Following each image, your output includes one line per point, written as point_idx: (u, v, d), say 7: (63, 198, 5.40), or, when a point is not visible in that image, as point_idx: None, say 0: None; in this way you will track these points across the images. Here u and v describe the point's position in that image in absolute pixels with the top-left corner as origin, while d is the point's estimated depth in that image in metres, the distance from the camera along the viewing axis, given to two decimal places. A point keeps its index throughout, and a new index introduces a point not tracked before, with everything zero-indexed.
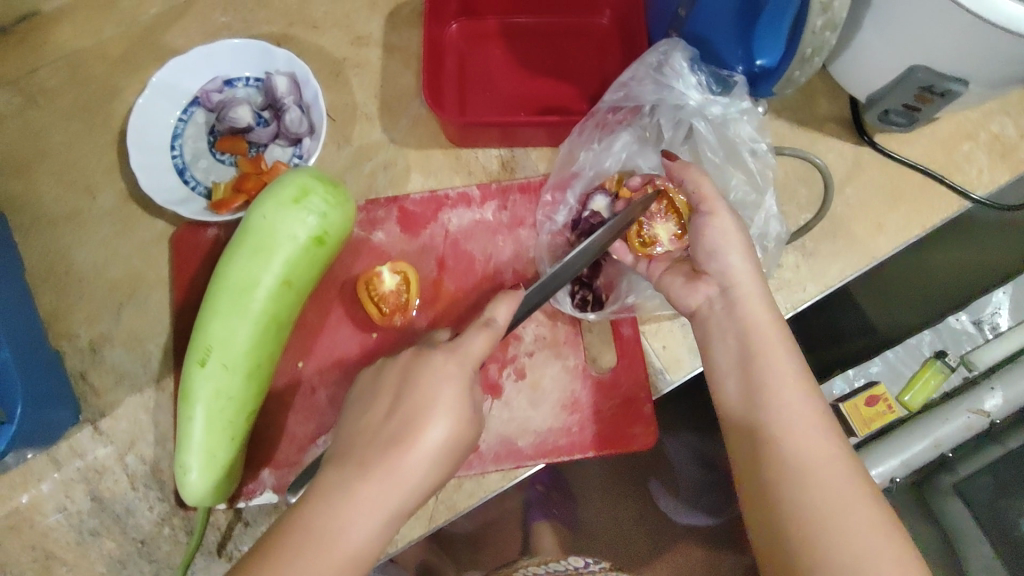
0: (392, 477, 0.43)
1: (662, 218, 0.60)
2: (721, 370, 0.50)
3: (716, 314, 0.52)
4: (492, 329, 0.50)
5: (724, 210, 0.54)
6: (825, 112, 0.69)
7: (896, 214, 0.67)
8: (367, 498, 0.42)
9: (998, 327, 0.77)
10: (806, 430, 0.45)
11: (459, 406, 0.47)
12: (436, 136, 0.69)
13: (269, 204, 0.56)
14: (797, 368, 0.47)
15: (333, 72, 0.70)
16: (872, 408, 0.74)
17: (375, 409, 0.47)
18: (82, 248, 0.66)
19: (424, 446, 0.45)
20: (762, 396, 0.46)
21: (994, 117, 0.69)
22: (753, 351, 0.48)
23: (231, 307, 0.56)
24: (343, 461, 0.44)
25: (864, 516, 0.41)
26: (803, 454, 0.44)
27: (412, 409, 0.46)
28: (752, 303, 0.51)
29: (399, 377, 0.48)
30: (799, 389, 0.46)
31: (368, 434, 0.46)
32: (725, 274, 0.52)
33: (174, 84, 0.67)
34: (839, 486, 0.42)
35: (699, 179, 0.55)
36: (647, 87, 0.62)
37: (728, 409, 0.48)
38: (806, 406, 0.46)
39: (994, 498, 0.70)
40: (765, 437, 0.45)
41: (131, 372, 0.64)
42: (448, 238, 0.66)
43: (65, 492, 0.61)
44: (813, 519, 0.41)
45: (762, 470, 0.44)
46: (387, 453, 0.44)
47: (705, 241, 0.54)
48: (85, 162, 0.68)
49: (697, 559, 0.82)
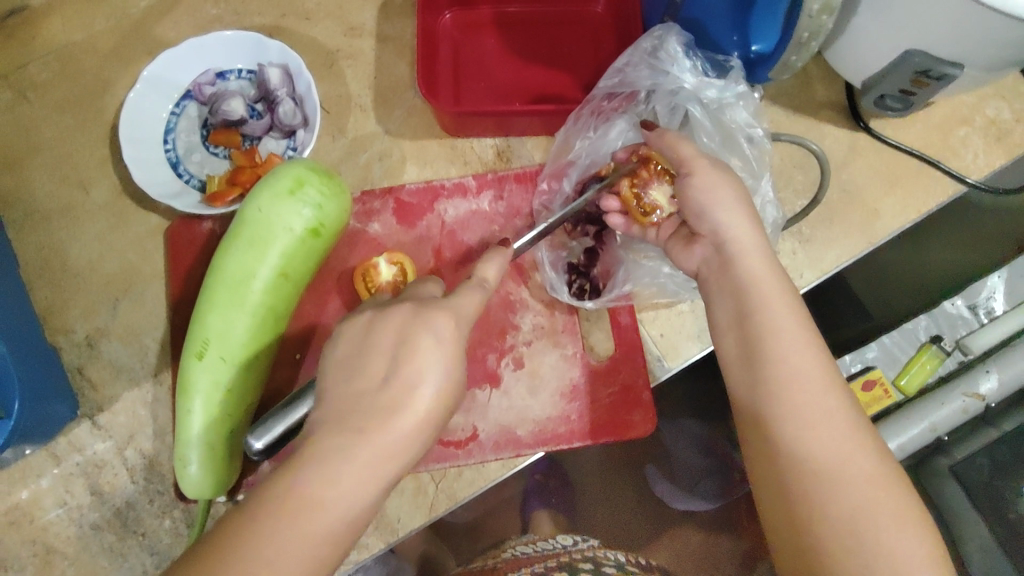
0: (389, 442, 0.42)
1: (656, 182, 0.59)
2: (721, 325, 0.49)
3: (714, 273, 0.51)
4: (485, 288, 0.50)
5: (704, 168, 0.53)
6: (820, 99, 0.69)
7: (891, 198, 0.67)
8: (367, 461, 0.41)
9: (993, 312, 0.77)
10: (806, 386, 0.44)
11: (455, 369, 0.45)
12: (431, 126, 0.68)
13: (266, 195, 0.56)
14: (802, 328, 0.46)
15: (327, 64, 0.70)
16: (869, 392, 0.75)
17: (366, 372, 0.44)
18: (77, 243, 0.66)
19: (414, 414, 0.43)
20: (760, 358, 0.46)
21: (989, 101, 0.69)
22: (750, 312, 0.47)
23: (229, 299, 0.56)
24: (337, 422, 0.42)
25: (862, 471, 0.42)
26: (803, 413, 0.44)
27: (399, 376, 0.43)
28: (747, 254, 0.50)
29: (394, 335, 0.45)
30: (801, 346, 0.45)
31: (348, 401, 0.43)
32: (718, 231, 0.52)
33: (167, 77, 0.67)
34: (836, 443, 0.42)
35: (676, 142, 0.55)
36: (643, 73, 0.62)
37: (730, 369, 0.48)
38: (806, 361, 0.45)
39: (991, 480, 0.70)
40: (767, 398, 0.45)
41: (129, 366, 0.64)
42: (444, 228, 0.66)
43: (65, 486, 0.61)
44: (811, 475, 0.42)
45: (763, 427, 0.45)
46: (383, 416, 0.42)
47: (690, 202, 0.53)
48: (78, 155, 0.68)
49: (697, 545, 0.84)
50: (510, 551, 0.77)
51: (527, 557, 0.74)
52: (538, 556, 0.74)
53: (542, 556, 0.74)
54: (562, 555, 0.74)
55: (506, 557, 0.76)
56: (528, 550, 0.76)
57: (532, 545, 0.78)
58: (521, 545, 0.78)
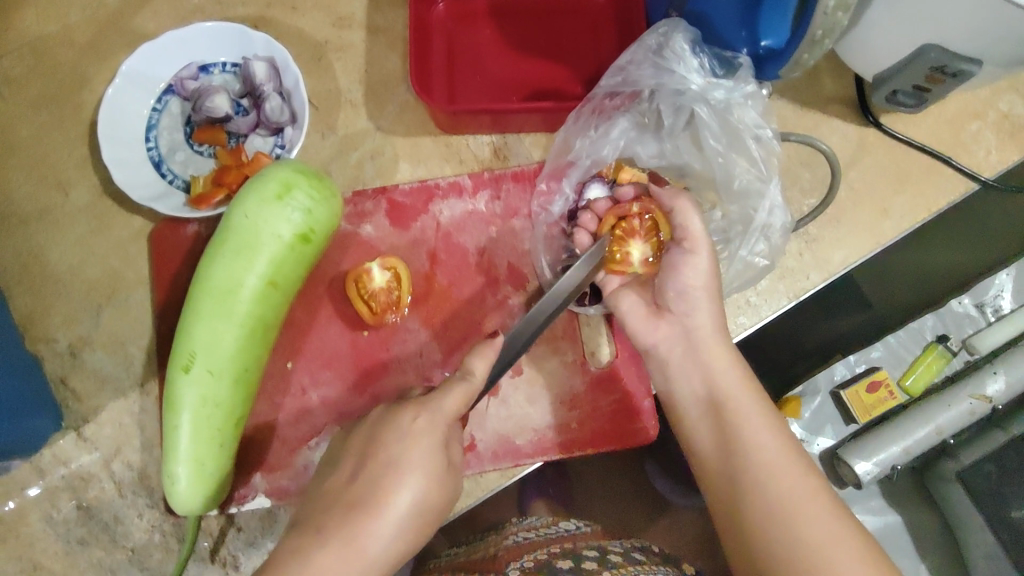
0: (352, 544, 0.42)
1: (640, 237, 0.59)
2: (690, 418, 0.51)
3: (677, 356, 0.53)
4: (470, 383, 0.50)
5: (704, 249, 0.54)
6: (828, 92, 0.67)
7: (901, 196, 0.65)
8: (326, 567, 0.41)
9: (999, 310, 0.76)
10: (784, 466, 0.45)
11: (430, 460, 0.46)
12: (424, 122, 0.65)
13: (251, 201, 0.54)
14: (766, 413, 0.48)
15: (315, 56, 0.67)
16: (874, 394, 0.73)
17: (340, 473, 0.48)
18: (56, 247, 0.63)
19: (393, 512, 0.44)
20: (735, 443, 0.47)
21: (1002, 95, 0.66)
22: (723, 399, 0.49)
23: (215, 310, 0.53)
24: (303, 525, 0.44)
25: (852, 550, 0.41)
26: (784, 495, 0.44)
27: (377, 466, 0.46)
28: (711, 347, 0.52)
29: (366, 437, 0.49)
30: (771, 431, 0.47)
31: (331, 497, 0.46)
32: (690, 316, 0.53)
33: (147, 72, 0.63)
34: (822, 523, 0.42)
35: (687, 212, 0.54)
36: (646, 71, 0.59)
37: (705, 456, 0.49)
38: (781, 446, 0.46)
39: (996, 487, 0.67)
40: (746, 487, 0.45)
41: (113, 376, 0.62)
42: (439, 230, 0.63)
43: (50, 501, 0.59)
44: (803, 560, 0.42)
45: (743, 516, 0.45)
46: (346, 517, 0.44)
47: (679, 278, 0.54)
48: (56, 155, 0.65)
49: (693, 532, 0.85)
50: (510, 538, 0.64)
51: (531, 544, 0.61)
52: (538, 544, 0.60)
53: (547, 542, 0.61)
54: (570, 541, 0.61)
55: (506, 544, 0.62)
56: (530, 534, 0.64)
57: (534, 530, 0.65)
58: (524, 530, 0.65)
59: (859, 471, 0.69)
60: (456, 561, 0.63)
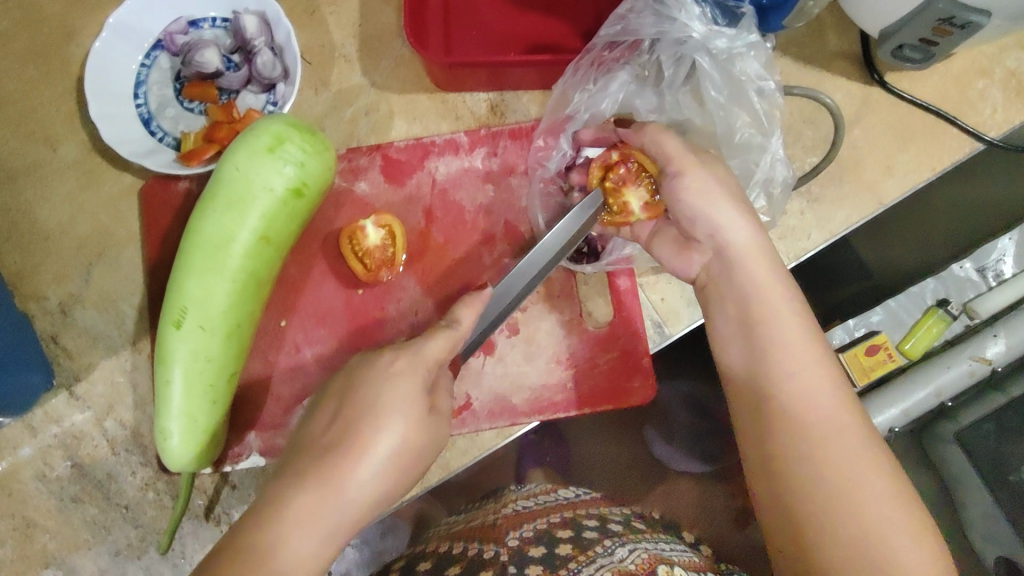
0: (329, 483, 0.42)
1: (633, 183, 0.56)
2: (725, 336, 0.50)
3: (716, 279, 0.51)
4: (454, 331, 0.50)
5: (693, 167, 0.52)
6: (833, 49, 0.65)
7: (905, 155, 0.64)
8: (303, 503, 0.41)
9: (1002, 274, 0.73)
10: (820, 409, 0.44)
11: (411, 406, 0.46)
12: (420, 78, 0.64)
13: (242, 154, 0.52)
14: (808, 342, 0.46)
15: (307, 10, 0.65)
16: (873, 356, 0.71)
17: (321, 417, 0.47)
18: (45, 205, 0.62)
19: (376, 453, 0.44)
20: (769, 367, 0.46)
21: (1010, 52, 0.65)
22: (757, 317, 0.48)
23: (206, 264, 0.52)
24: (289, 466, 0.43)
25: (875, 488, 0.42)
26: (812, 428, 0.44)
27: (362, 406, 0.45)
28: (750, 260, 0.50)
29: (345, 377, 0.49)
30: (813, 361, 0.46)
31: (314, 437, 0.45)
32: (717, 235, 0.51)
33: (133, 25, 0.61)
34: (847, 459, 0.43)
35: (661, 134, 0.54)
36: (647, 20, 0.57)
37: (734, 375, 0.49)
38: (818, 379, 0.45)
39: (996, 446, 0.68)
40: (774, 416, 0.45)
41: (105, 334, 0.61)
42: (435, 187, 0.62)
43: (43, 458, 0.59)
44: (825, 493, 0.42)
45: (767, 441, 0.45)
46: (331, 456, 0.43)
47: (681, 202, 0.52)
48: (43, 110, 0.63)
49: (690, 500, 0.85)
50: (510, 506, 0.63)
51: (531, 512, 0.60)
52: (539, 512, 0.60)
53: (547, 510, 0.60)
54: (571, 509, 0.60)
55: (505, 513, 0.61)
56: (530, 503, 0.62)
57: (534, 499, 0.64)
58: (524, 499, 0.64)
59: None
60: (454, 527, 0.63)
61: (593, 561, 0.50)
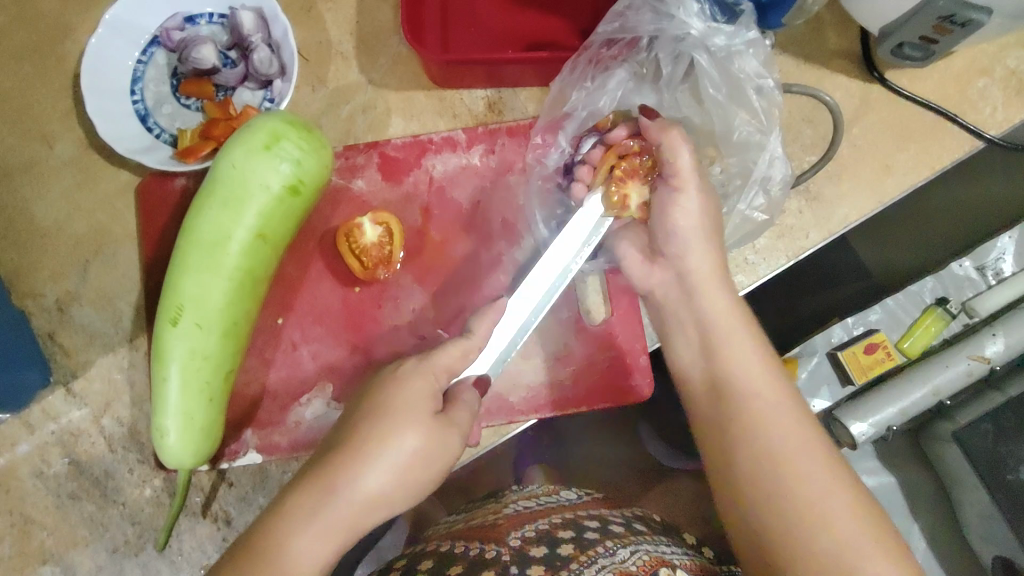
0: (324, 489, 0.42)
1: (638, 178, 0.55)
2: (684, 359, 0.51)
3: (673, 301, 0.53)
4: (468, 341, 0.50)
5: (692, 185, 0.53)
6: (833, 47, 0.65)
7: (904, 154, 0.64)
8: (302, 507, 0.42)
9: (1001, 273, 0.73)
10: (786, 423, 0.45)
11: (423, 412, 0.46)
12: (418, 76, 0.64)
13: (238, 151, 0.52)
14: (766, 364, 0.48)
15: (304, 7, 0.64)
16: (871, 356, 0.70)
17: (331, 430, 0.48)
18: (42, 202, 0.62)
19: (390, 457, 0.44)
20: (727, 386, 0.47)
21: (1010, 51, 0.64)
22: (715, 339, 0.49)
23: (205, 262, 0.52)
24: (302, 474, 0.45)
25: (840, 500, 0.42)
26: (777, 441, 0.44)
27: (366, 412, 0.46)
28: (709, 288, 0.51)
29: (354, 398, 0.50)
30: (771, 381, 0.47)
31: (326, 443, 0.47)
32: (684, 260, 0.53)
33: (130, 21, 0.61)
34: (813, 473, 0.43)
35: (670, 140, 0.52)
36: (645, 18, 0.56)
37: (694, 396, 0.49)
38: (779, 396, 0.46)
39: (995, 446, 0.66)
40: (740, 431, 0.45)
41: (102, 332, 0.61)
42: (432, 185, 0.62)
43: (41, 456, 0.59)
44: (794, 507, 0.42)
45: (733, 456, 0.45)
46: (324, 464, 0.44)
47: (670, 219, 0.53)
48: (40, 107, 0.63)
49: (693, 497, 0.81)
50: (509, 506, 0.62)
51: (533, 513, 0.60)
52: (540, 513, 0.59)
53: (547, 511, 0.60)
54: (571, 510, 0.60)
55: (505, 513, 0.61)
56: (530, 504, 0.62)
57: (534, 499, 0.63)
58: (524, 500, 0.63)
59: (856, 432, 0.69)
60: (454, 527, 0.63)
61: (593, 563, 0.51)
